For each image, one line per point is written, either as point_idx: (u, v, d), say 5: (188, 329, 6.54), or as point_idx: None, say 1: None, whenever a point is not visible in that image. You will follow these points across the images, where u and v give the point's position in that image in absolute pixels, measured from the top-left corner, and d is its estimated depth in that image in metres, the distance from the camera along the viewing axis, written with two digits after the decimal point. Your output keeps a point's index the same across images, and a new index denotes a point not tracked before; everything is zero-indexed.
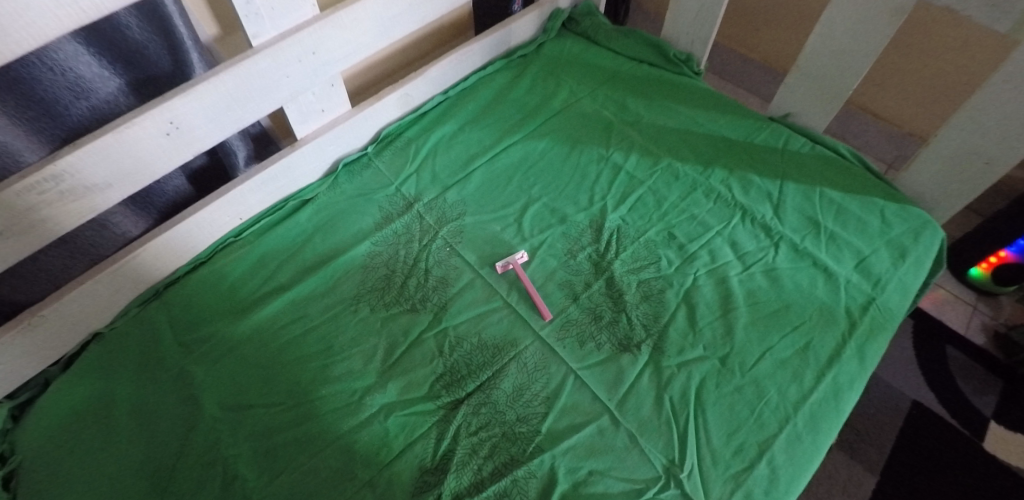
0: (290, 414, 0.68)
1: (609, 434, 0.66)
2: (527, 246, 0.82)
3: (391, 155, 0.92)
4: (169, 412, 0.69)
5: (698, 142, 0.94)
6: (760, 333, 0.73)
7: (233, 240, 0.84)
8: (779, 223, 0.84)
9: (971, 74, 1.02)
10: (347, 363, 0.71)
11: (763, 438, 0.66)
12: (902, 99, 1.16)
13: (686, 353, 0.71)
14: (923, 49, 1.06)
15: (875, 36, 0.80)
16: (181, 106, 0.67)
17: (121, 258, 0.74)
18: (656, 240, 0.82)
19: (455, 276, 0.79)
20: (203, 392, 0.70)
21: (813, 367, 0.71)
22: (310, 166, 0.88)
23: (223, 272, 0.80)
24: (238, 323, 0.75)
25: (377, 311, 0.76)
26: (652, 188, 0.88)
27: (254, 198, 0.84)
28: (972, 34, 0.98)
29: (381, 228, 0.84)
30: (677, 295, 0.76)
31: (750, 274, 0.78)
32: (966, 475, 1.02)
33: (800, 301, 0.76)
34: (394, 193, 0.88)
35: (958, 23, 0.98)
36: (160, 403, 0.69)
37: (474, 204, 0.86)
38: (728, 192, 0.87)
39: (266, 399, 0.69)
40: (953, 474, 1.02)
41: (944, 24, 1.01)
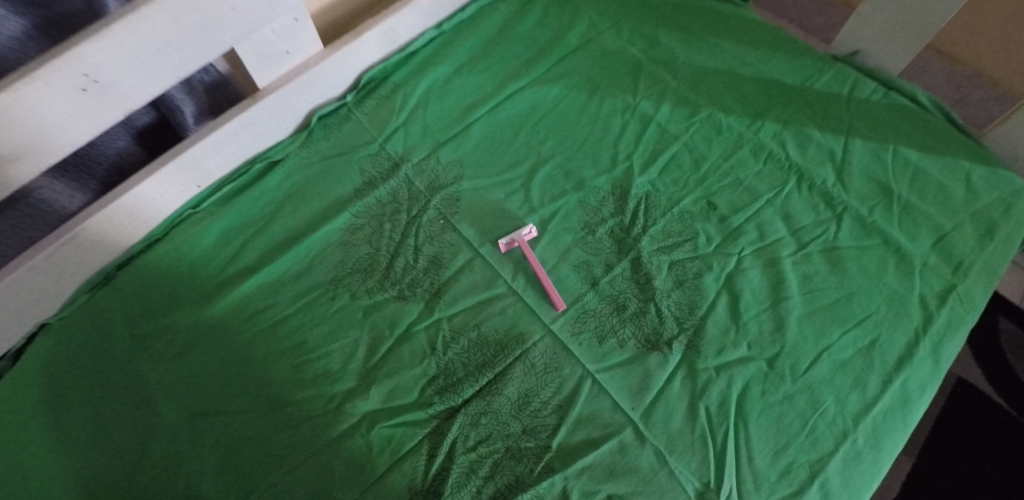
0: (260, 423, 0.58)
1: (633, 451, 0.56)
2: (536, 218, 0.69)
3: (375, 106, 0.77)
4: (124, 419, 0.59)
5: (745, 87, 0.77)
6: (817, 329, 0.61)
7: (192, 212, 0.72)
8: (843, 190, 0.69)
9: None
10: (323, 362, 0.61)
11: (816, 457, 0.56)
12: None
13: (726, 354, 0.60)
14: None
15: None
16: (95, 53, 0.52)
17: (57, 239, 0.62)
18: (692, 211, 0.68)
19: (450, 255, 0.66)
20: (162, 395, 0.61)
21: (878, 370, 0.60)
22: (277, 120, 0.74)
23: (183, 251, 0.69)
24: (200, 312, 0.65)
25: (358, 299, 0.64)
26: (688, 145, 0.73)
27: (213, 161, 0.71)
28: None
29: (362, 196, 0.71)
30: (718, 280, 0.64)
31: (806, 255, 0.65)
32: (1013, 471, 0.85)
33: (865, 289, 0.63)
34: (377, 152, 0.74)
35: None
36: (112, 408, 0.60)
37: (474, 166, 0.72)
38: (781, 150, 0.72)
39: (232, 405, 0.60)
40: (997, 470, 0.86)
41: None
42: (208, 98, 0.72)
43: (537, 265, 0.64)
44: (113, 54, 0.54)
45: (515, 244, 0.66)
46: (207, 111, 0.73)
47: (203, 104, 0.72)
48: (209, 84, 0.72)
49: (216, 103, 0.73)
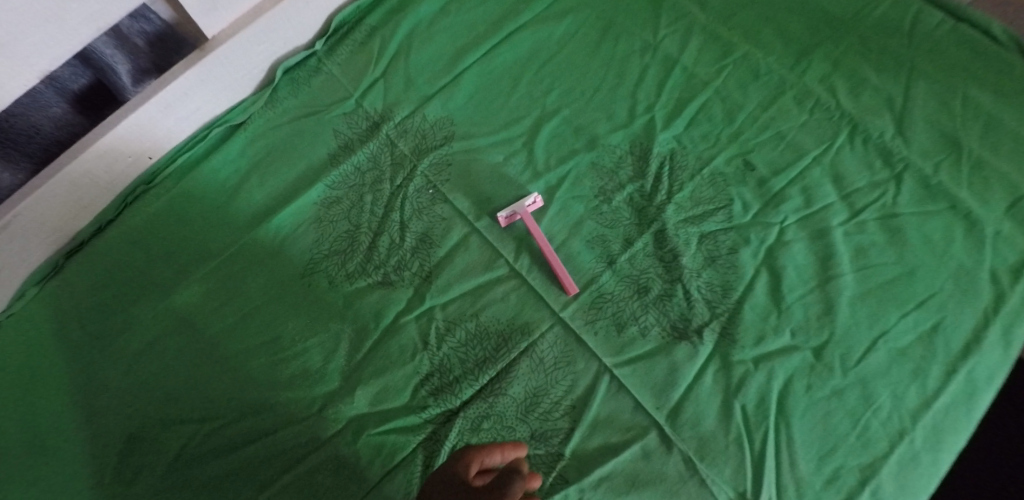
0: (234, 431, 0.51)
1: (657, 458, 0.48)
2: (541, 185, 0.59)
3: (350, 54, 0.66)
4: (78, 431, 0.52)
5: (787, 20, 0.65)
6: (871, 312, 0.52)
7: (145, 189, 0.61)
8: (903, 144, 0.59)
9: None
10: (300, 360, 0.53)
11: (868, 461, 0.49)
12: None
13: (766, 343, 0.51)
14: None
15: None
16: None
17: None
18: (725, 172, 0.58)
19: (442, 232, 0.57)
20: (121, 402, 0.53)
21: (940, 358, 0.51)
22: (235, 75, 0.63)
23: (137, 233, 0.59)
24: (161, 305, 0.56)
25: (337, 285, 0.55)
26: (720, 92, 0.62)
27: (162, 127, 0.61)
28: None
29: (337, 163, 0.61)
30: (755, 255, 0.54)
31: (859, 224, 0.55)
32: None
33: (928, 264, 0.54)
34: (354, 109, 0.63)
35: None
36: (65, 420, 0.52)
37: (467, 124, 0.62)
38: (831, 97, 0.61)
39: (202, 411, 0.52)
40: None
41: None
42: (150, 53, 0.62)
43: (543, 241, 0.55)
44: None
45: (516, 217, 0.57)
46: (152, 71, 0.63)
47: (143, 60, 0.62)
48: (150, 37, 0.62)
49: (160, 59, 0.62)
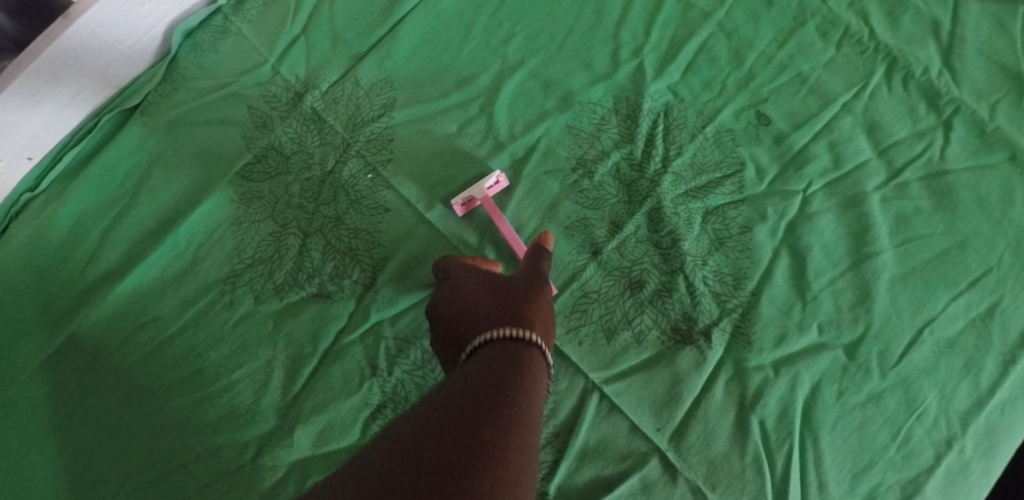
0: (159, 489, 0.42)
1: (661, 491, 0.40)
2: (507, 159, 0.48)
3: (263, 7, 0.53)
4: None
5: None
6: (915, 297, 0.43)
7: (29, 197, 0.49)
8: (952, 80, 0.47)
9: None
10: (229, 396, 0.44)
11: (912, 476, 0.41)
12: None
13: (787, 343, 0.42)
14: None
15: None
16: None
17: None
18: (733, 130, 0.47)
19: (388, 227, 0.46)
20: (20, 467, 0.43)
21: (998, 347, 0.42)
22: (122, 44, 0.50)
23: (20, 252, 0.47)
24: (57, 343, 0.46)
25: (265, 301, 0.45)
26: (724, 27, 0.49)
27: (37, 118, 0.48)
28: None
29: (255, 146, 0.49)
30: (773, 234, 0.44)
31: (900, 186, 0.45)
32: None
33: (983, 232, 0.44)
34: (270, 76, 0.51)
35: None
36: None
37: (411, 86, 0.50)
38: (862, 25, 0.49)
39: (118, 469, 0.43)
40: None
41: None
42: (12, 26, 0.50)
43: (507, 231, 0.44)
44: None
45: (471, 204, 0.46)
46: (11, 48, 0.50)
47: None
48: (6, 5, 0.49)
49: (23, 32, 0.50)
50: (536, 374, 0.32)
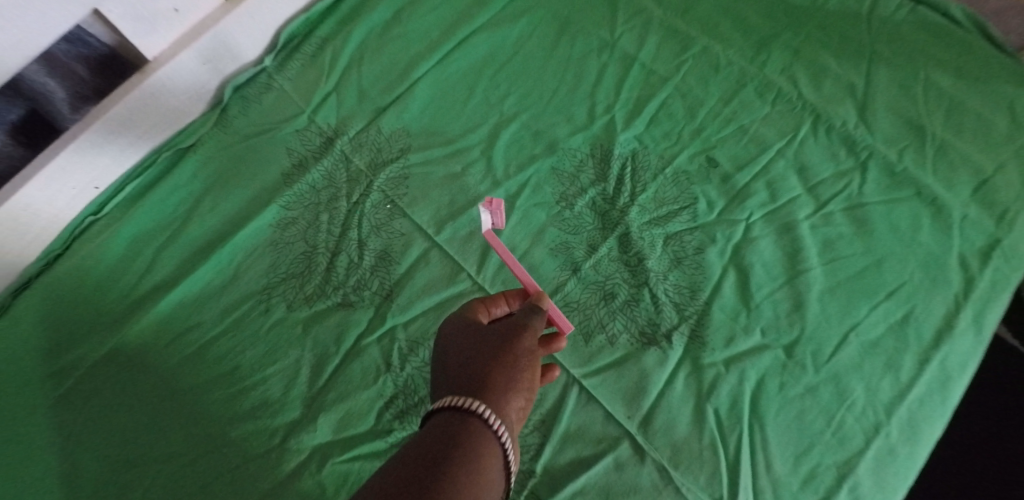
0: (195, 469, 0.49)
1: (632, 469, 0.47)
2: (503, 193, 0.57)
3: (301, 67, 0.63)
4: (23, 479, 0.49)
5: (743, 10, 0.64)
6: (841, 306, 0.51)
7: (93, 220, 0.59)
8: (867, 132, 0.58)
9: None
10: (262, 389, 0.51)
11: (844, 458, 0.48)
12: None
13: (736, 344, 0.50)
14: None
15: None
16: None
17: None
18: (689, 171, 0.57)
19: (402, 248, 0.55)
20: (75, 446, 0.50)
21: (913, 348, 0.50)
22: (182, 96, 0.61)
23: (87, 265, 0.57)
24: (112, 342, 0.54)
25: (296, 309, 0.54)
26: (681, 88, 0.61)
27: (107, 155, 0.58)
28: None
29: (291, 181, 0.59)
30: (723, 254, 0.53)
31: (827, 216, 0.54)
32: None
33: (897, 253, 0.53)
34: (307, 124, 0.61)
35: None
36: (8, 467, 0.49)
37: (424, 134, 0.60)
38: (792, 87, 0.60)
39: (159, 451, 0.50)
40: None
41: None
42: (93, 77, 0.58)
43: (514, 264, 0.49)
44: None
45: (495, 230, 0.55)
46: (92, 97, 0.59)
47: (80, 87, 0.58)
48: (92, 61, 0.58)
49: (104, 85, 0.59)
50: (479, 447, 0.33)
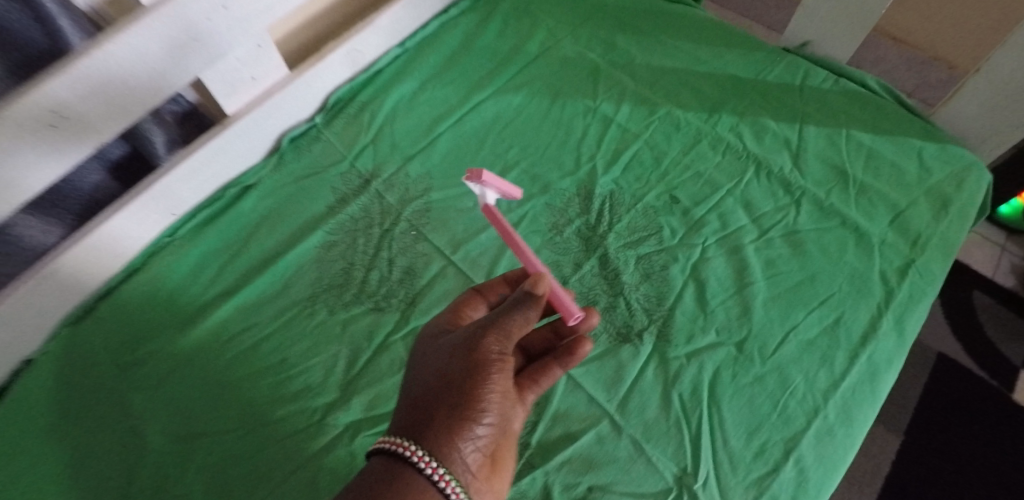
0: (247, 442, 0.59)
1: (610, 442, 0.57)
2: (505, 223, 0.71)
3: (344, 124, 0.79)
4: (100, 446, 0.59)
5: (699, 83, 0.80)
6: (782, 311, 0.63)
7: (168, 241, 0.72)
8: (800, 175, 0.71)
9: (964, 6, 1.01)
10: (305, 377, 0.62)
11: (789, 435, 0.57)
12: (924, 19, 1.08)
13: (696, 341, 0.61)
14: None
15: None
16: (61, 87, 0.53)
17: (46, 267, 0.63)
18: (655, 206, 0.70)
19: (423, 265, 0.68)
20: (144, 422, 0.61)
21: (844, 346, 0.61)
22: (250, 144, 0.75)
23: (164, 276, 0.69)
24: (180, 338, 0.65)
25: (336, 313, 0.65)
26: (649, 143, 0.75)
27: (186, 188, 0.71)
28: None
29: (335, 213, 0.72)
30: (684, 270, 0.66)
31: (768, 240, 0.67)
32: (979, 427, 1.00)
33: (827, 270, 0.65)
34: (348, 169, 0.76)
35: None
36: (87, 435, 0.60)
37: (443, 177, 0.75)
38: (739, 142, 0.74)
39: (217, 426, 0.60)
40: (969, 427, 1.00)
41: None
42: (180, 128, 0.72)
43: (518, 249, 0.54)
44: (73, 83, 0.53)
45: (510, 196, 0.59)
46: (179, 141, 0.72)
47: (173, 133, 0.71)
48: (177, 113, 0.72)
49: (187, 133, 0.73)
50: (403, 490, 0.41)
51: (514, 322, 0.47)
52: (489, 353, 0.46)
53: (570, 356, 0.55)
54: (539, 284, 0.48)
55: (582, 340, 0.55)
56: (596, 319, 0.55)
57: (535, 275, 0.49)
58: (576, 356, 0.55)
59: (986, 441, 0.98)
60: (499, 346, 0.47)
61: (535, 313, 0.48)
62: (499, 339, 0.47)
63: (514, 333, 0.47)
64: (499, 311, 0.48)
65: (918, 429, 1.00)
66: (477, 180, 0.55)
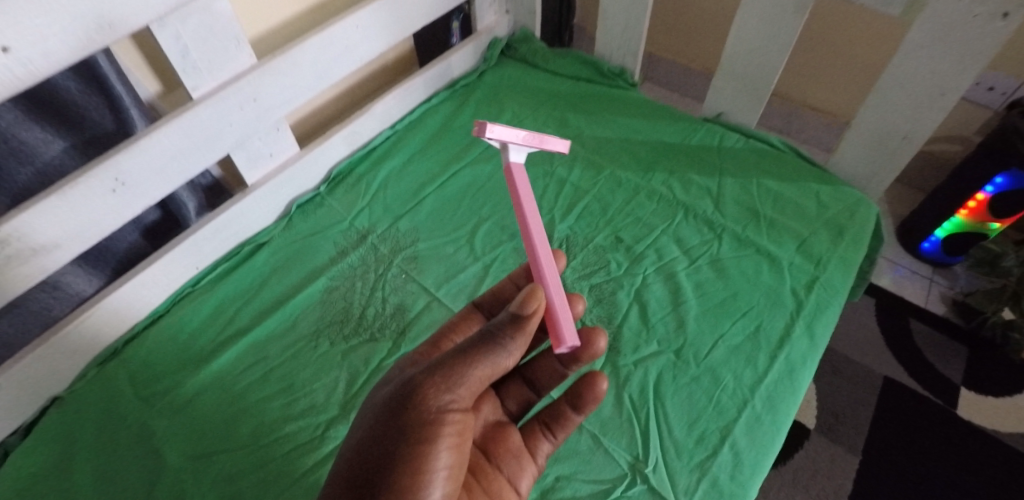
0: (254, 456, 0.67)
1: (573, 438, 0.67)
2: (480, 264, 0.84)
3: (344, 192, 0.94)
4: (122, 465, 0.67)
5: (637, 149, 0.97)
6: (711, 323, 0.75)
7: (190, 290, 0.84)
8: (720, 216, 0.87)
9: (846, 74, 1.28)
10: (309, 398, 0.72)
11: (724, 424, 0.67)
12: (823, 88, 1.34)
13: (641, 350, 0.74)
14: (822, 46, 1.27)
15: (782, 44, 0.85)
16: (125, 162, 0.67)
17: (86, 311, 0.74)
18: (604, 245, 0.85)
19: (412, 301, 0.81)
20: (163, 444, 0.69)
21: (765, 348, 0.73)
22: (264, 208, 0.89)
23: (185, 320, 0.80)
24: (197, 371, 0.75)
25: (337, 344, 0.77)
26: (597, 197, 0.91)
27: (208, 245, 0.84)
28: (852, 50, 1.24)
29: (336, 263, 0.85)
30: (629, 295, 0.79)
31: (697, 267, 0.81)
32: (929, 440, 1.09)
33: (747, 289, 0.78)
34: (348, 227, 0.90)
35: (836, 41, 1.25)
36: (111, 457, 0.68)
37: (428, 231, 0.89)
38: (670, 192, 0.90)
39: (229, 444, 0.68)
40: (919, 442, 1.08)
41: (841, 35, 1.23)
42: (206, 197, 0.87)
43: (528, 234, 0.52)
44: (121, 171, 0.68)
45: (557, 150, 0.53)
46: (205, 206, 0.87)
47: (201, 200, 0.86)
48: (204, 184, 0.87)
49: (211, 200, 0.88)
50: None
51: (463, 367, 0.48)
52: (431, 422, 0.46)
53: (586, 401, 0.58)
54: (529, 300, 0.48)
55: (594, 379, 0.57)
56: (602, 340, 0.57)
57: (528, 289, 0.49)
58: (588, 402, 0.58)
59: (935, 453, 1.07)
60: (444, 393, 0.47)
61: (501, 351, 0.48)
62: (446, 387, 0.47)
63: (461, 378, 0.47)
64: (454, 352, 0.49)
65: (875, 446, 1.08)
66: (498, 141, 0.51)
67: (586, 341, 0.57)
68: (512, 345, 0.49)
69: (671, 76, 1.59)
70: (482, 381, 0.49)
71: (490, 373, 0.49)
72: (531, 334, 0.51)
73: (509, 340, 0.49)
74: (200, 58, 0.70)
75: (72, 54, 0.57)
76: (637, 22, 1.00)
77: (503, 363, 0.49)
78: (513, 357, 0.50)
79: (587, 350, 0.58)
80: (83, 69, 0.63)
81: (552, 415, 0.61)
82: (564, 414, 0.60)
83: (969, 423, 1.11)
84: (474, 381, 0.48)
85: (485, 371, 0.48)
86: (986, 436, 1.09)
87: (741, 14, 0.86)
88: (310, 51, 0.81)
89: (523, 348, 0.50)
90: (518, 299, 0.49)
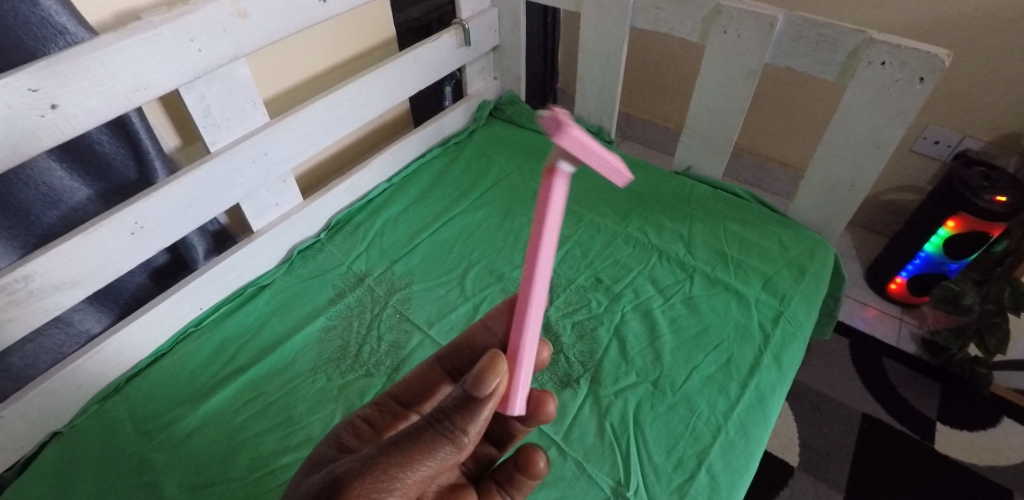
0: (250, 487, 0.70)
1: (558, 464, 0.71)
2: (470, 304, 0.90)
3: (343, 239, 1.01)
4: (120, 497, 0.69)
5: (615, 199, 1.06)
6: (685, 355, 0.81)
7: (193, 329, 0.88)
8: (691, 258, 0.94)
9: (800, 130, 1.41)
10: (306, 430, 0.75)
11: (700, 449, 0.71)
12: (784, 143, 1.46)
13: (620, 381, 0.78)
14: (779, 106, 1.40)
15: (739, 105, 0.95)
16: (145, 208, 0.74)
17: (95, 346, 0.77)
18: (585, 285, 0.91)
19: (406, 339, 0.85)
20: (160, 477, 0.71)
21: (736, 378, 0.77)
22: (267, 254, 0.95)
23: (187, 358, 0.84)
24: (194, 408, 0.77)
25: (334, 379, 0.81)
26: (578, 242, 0.98)
27: (212, 287, 0.89)
28: (804, 109, 1.36)
29: (334, 304, 0.90)
30: (609, 331, 0.85)
31: (671, 304, 0.87)
32: (909, 476, 1.11)
33: (718, 324, 0.84)
34: (346, 270, 0.96)
35: (789, 101, 1.37)
36: (107, 490, 0.69)
37: (420, 274, 0.95)
38: (645, 238, 0.98)
39: (225, 475, 0.71)
40: (900, 478, 1.11)
41: (794, 96, 1.36)
42: (213, 242, 0.93)
43: (527, 301, 0.48)
44: (123, 224, 0.72)
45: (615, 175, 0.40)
46: (213, 251, 0.93)
47: (210, 245, 0.92)
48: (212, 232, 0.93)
49: (218, 245, 0.95)
50: None
51: (399, 469, 0.43)
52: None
53: (538, 463, 0.55)
54: (484, 380, 0.46)
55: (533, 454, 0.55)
56: (551, 406, 0.56)
57: (488, 359, 0.46)
58: (541, 465, 0.55)
59: (916, 489, 1.09)
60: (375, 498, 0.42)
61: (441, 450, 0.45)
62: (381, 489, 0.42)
63: (395, 482, 0.43)
64: (388, 447, 0.45)
65: (858, 483, 1.11)
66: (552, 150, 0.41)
67: (535, 403, 0.56)
68: (456, 445, 0.46)
69: (648, 134, 1.72)
70: (418, 484, 0.44)
71: (427, 475, 0.45)
72: (481, 422, 0.47)
73: (453, 437, 0.46)
74: (220, 117, 0.79)
75: (108, 110, 0.65)
76: (611, 88, 1.11)
77: (443, 464, 0.46)
78: (455, 455, 0.46)
79: (537, 417, 0.57)
80: (117, 125, 0.71)
81: (505, 476, 0.58)
82: (519, 477, 0.56)
83: (946, 458, 1.14)
84: (408, 485, 0.44)
85: (423, 471, 0.45)
86: (963, 471, 1.12)
87: (701, 80, 0.97)
88: (319, 110, 0.90)
89: (466, 443, 0.47)
90: (474, 372, 0.46)
